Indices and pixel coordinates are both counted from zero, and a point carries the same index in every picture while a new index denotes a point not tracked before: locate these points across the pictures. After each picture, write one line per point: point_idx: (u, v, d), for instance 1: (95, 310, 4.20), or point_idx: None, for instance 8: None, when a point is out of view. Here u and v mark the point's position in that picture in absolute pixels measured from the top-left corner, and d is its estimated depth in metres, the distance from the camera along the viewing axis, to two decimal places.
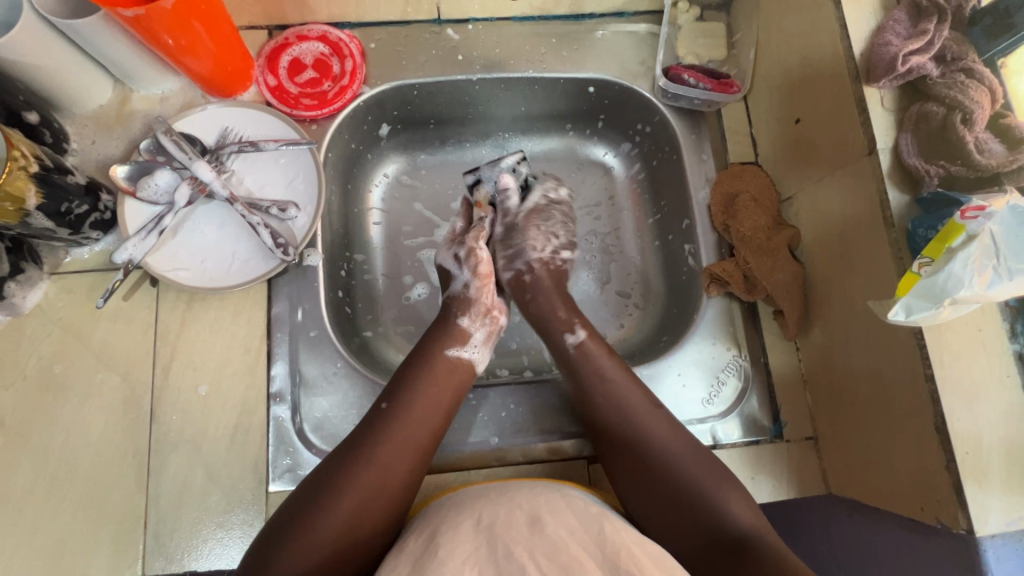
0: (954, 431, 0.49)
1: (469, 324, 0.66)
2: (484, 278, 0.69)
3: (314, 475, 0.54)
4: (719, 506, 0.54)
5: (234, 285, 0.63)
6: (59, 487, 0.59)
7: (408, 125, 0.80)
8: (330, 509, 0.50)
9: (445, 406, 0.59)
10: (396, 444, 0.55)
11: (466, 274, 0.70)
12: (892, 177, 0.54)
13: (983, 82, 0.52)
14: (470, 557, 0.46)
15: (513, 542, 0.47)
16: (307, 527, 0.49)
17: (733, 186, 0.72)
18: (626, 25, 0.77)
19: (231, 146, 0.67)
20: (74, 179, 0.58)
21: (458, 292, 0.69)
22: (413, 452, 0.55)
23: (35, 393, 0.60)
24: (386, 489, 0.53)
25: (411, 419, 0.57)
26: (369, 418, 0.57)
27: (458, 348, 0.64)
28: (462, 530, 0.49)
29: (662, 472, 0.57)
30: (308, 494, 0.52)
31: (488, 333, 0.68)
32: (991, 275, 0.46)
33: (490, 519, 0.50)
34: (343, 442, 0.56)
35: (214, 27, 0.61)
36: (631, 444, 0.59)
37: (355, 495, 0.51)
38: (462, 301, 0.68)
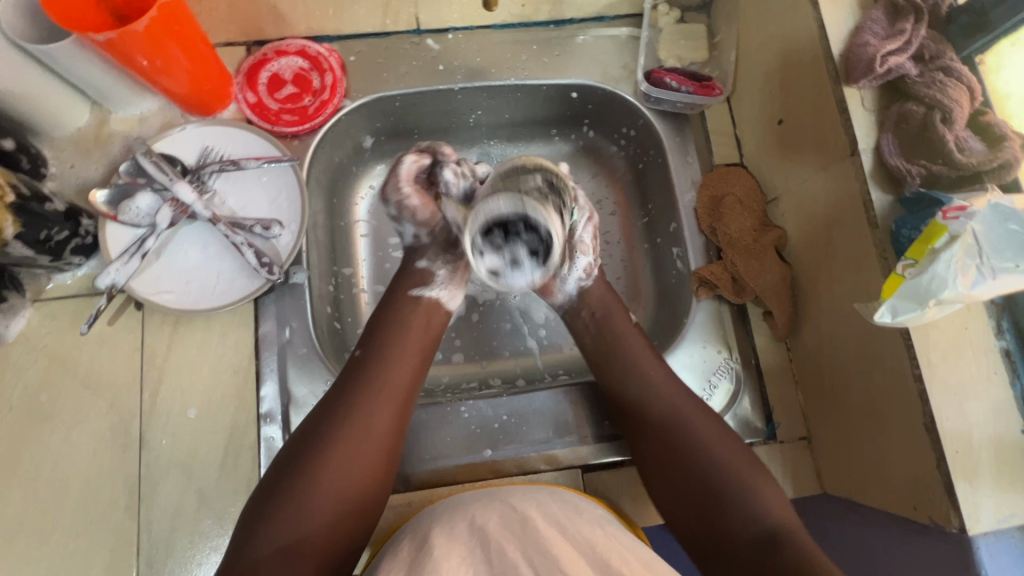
0: (944, 430, 0.49)
1: (428, 266, 0.64)
2: (427, 222, 0.63)
3: (295, 439, 0.53)
4: (753, 499, 0.53)
5: (220, 306, 0.63)
6: (50, 515, 0.58)
7: (391, 136, 0.79)
8: (316, 476, 0.50)
9: (417, 336, 0.60)
10: (377, 397, 0.55)
11: (410, 228, 0.64)
12: (875, 177, 0.54)
13: (961, 80, 0.52)
14: (465, 559, 0.46)
15: (504, 542, 0.48)
16: (301, 488, 0.50)
17: (719, 188, 0.72)
18: (607, 29, 0.77)
19: (213, 166, 0.66)
20: (53, 206, 0.57)
21: (410, 246, 0.65)
22: (391, 407, 0.55)
23: (21, 422, 0.60)
24: (372, 443, 0.53)
25: (384, 375, 0.56)
26: (347, 370, 0.57)
27: (423, 289, 0.63)
28: (456, 531, 0.48)
29: (696, 456, 0.56)
30: (289, 462, 0.51)
31: (454, 269, 0.64)
32: (976, 275, 0.46)
33: (484, 521, 0.50)
34: (320, 403, 0.55)
35: (189, 47, 0.60)
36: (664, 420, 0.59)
37: (340, 454, 0.51)
38: (417, 249, 0.64)
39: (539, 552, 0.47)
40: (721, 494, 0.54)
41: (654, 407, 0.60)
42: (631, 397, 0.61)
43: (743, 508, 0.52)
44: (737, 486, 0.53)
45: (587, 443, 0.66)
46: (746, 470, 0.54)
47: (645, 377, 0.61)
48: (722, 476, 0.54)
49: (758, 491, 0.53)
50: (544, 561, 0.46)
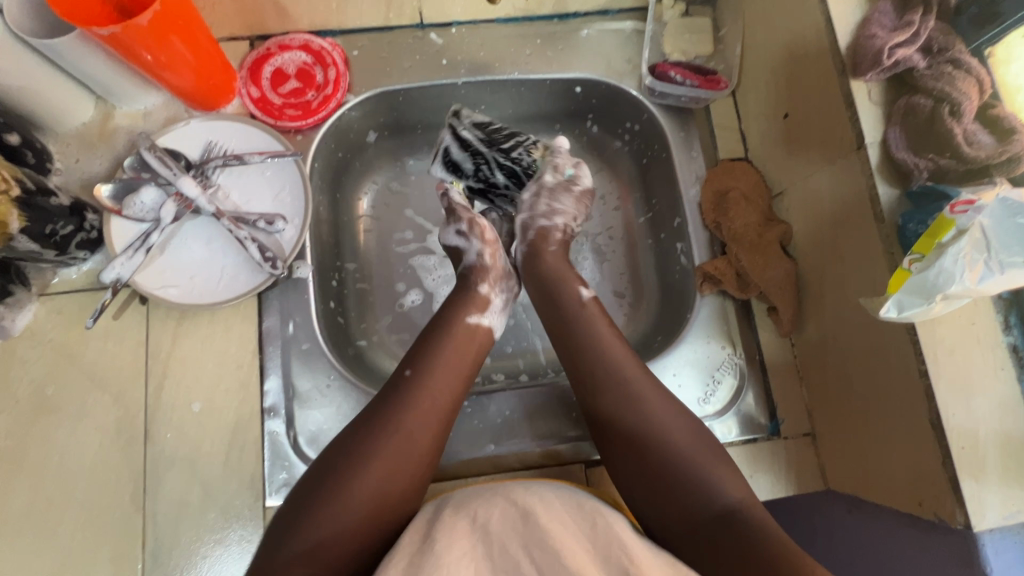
0: (949, 427, 0.48)
1: (488, 292, 0.66)
2: (490, 244, 0.69)
3: (335, 448, 0.53)
4: (707, 479, 0.52)
5: (224, 300, 0.63)
6: (56, 507, 0.59)
7: (394, 131, 0.79)
8: (358, 479, 0.50)
9: (460, 352, 0.61)
10: (423, 411, 0.55)
11: (476, 245, 0.69)
12: (881, 171, 0.54)
13: (970, 73, 0.51)
14: (467, 552, 0.46)
15: (506, 539, 0.48)
16: (339, 496, 0.49)
17: (723, 183, 0.71)
18: (612, 23, 0.76)
19: (216, 160, 0.66)
20: (58, 200, 0.58)
21: (473, 264, 0.68)
22: (436, 421, 0.55)
23: (28, 415, 0.60)
24: (416, 457, 0.53)
25: (429, 387, 0.56)
26: (392, 384, 0.57)
27: (477, 315, 0.64)
28: (457, 527, 0.48)
29: (649, 437, 0.55)
30: (330, 464, 0.51)
31: (506, 300, 0.68)
32: (983, 270, 0.46)
33: (486, 517, 0.50)
34: (364, 414, 0.55)
35: (192, 41, 0.60)
36: (618, 400, 0.58)
37: (383, 461, 0.51)
38: (479, 269, 0.67)
39: (542, 549, 0.47)
40: (676, 474, 0.53)
41: (610, 387, 0.59)
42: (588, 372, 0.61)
43: (698, 482, 0.52)
44: (692, 467, 0.53)
45: (590, 438, 0.66)
46: (703, 452, 0.54)
47: (602, 356, 0.60)
48: (676, 460, 0.54)
49: (709, 472, 0.53)
50: (547, 558, 0.46)
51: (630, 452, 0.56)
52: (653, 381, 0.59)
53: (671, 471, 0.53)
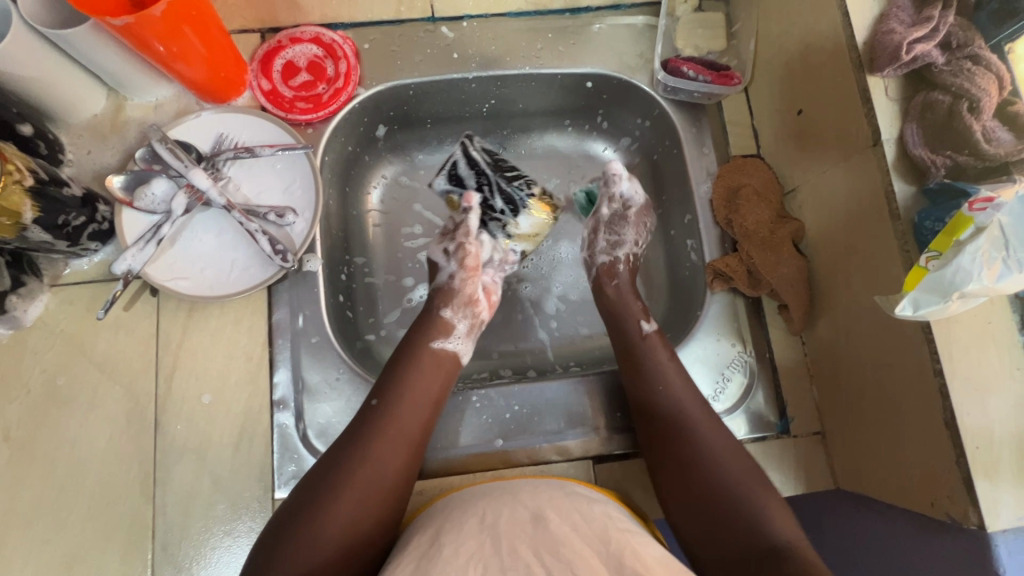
0: (964, 426, 0.48)
1: (452, 316, 0.67)
2: (470, 270, 0.69)
3: (305, 482, 0.53)
4: (756, 517, 0.52)
5: (234, 293, 0.63)
6: (67, 497, 0.59)
7: (404, 125, 0.79)
8: (329, 508, 0.50)
9: (428, 381, 0.60)
10: (388, 441, 0.55)
11: (451, 267, 0.70)
12: (897, 168, 0.53)
13: (990, 69, 0.50)
14: (475, 555, 0.46)
15: (517, 539, 0.47)
16: (308, 530, 0.49)
17: (735, 179, 0.71)
18: (624, 17, 0.76)
19: (227, 153, 0.66)
20: (70, 190, 0.58)
21: (443, 284, 0.69)
22: (401, 449, 0.55)
23: (39, 405, 0.61)
24: (382, 485, 0.53)
25: (395, 415, 0.57)
26: (360, 416, 0.57)
27: (441, 340, 0.64)
28: (466, 528, 0.49)
29: (707, 469, 0.55)
30: (304, 496, 0.52)
31: (471, 325, 0.68)
32: (1001, 268, 0.45)
33: (495, 517, 0.50)
34: (333, 445, 0.55)
35: (205, 33, 0.60)
36: (675, 432, 0.58)
37: (352, 490, 0.52)
38: (445, 292, 0.68)
39: (552, 552, 0.46)
40: (732, 508, 0.53)
41: (672, 417, 0.60)
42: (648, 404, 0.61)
43: (754, 530, 0.51)
44: (744, 500, 0.53)
45: (599, 434, 0.66)
46: (755, 485, 0.54)
47: (665, 385, 0.61)
48: (729, 493, 0.54)
49: (776, 538, 0.50)
50: (558, 563, 0.45)
51: (685, 485, 0.55)
52: (707, 419, 0.59)
53: (726, 503, 0.53)
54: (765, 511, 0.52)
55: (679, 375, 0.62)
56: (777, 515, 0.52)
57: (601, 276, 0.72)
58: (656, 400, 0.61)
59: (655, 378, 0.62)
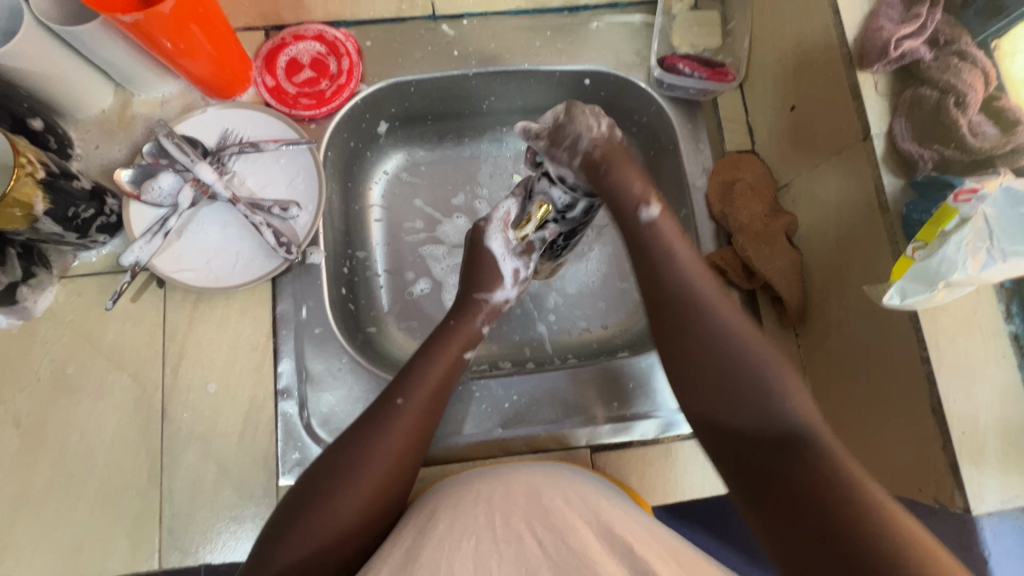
0: (950, 412, 0.49)
1: (484, 329, 0.67)
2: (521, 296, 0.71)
3: (318, 469, 0.54)
4: (774, 408, 0.52)
5: (238, 285, 0.64)
6: (76, 483, 0.60)
7: (405, 122, 0.80)
8: (344, 500, 0.51)
9: (441, 382, 0.60)
10: (408, 436, 0.56)
11: (509, 287, 0.69)
12: (886, 161, 0.55)
13: (976, 64, 0.51)
14: (470, 528, 0.48)
15: (510, 513, 0.49)
16: (317, 518, 0.50)
17: (730, 174, 0.72)
18: (621, 16, 0.77)
19: (232, 147, 0.68)
20: (80, 183, 0.59)
21: (497, 304, 0.68)
22: (418, 447, 0.57)
23: (49, 393, 0.62)
24: (397, 479, 0.54)
25: (416, 415, 0.57)
26: (380, 411, 0.57)
27: (468, 351, 0.64)
28: (462, 504, 0.50)
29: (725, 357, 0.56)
30: (315, 483, 0.53)
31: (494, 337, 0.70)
32: (985, 257, 0.47)
33: (490, 493, 0.51)
34: (348, 434, 0.56)
35: (211, 29, 0.61)
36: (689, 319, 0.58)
37: (369, 483, 0.53)
38: (494, 310, 0.68)
39: (545, 526, 0.48)
40: (745, 397, 0.54)
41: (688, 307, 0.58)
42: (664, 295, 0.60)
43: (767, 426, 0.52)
44: (765, 386, 0.53)
45: (596, 423, 0.67)
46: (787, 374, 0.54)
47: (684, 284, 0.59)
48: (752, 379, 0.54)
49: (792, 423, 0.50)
50: (551, 536, 0.47)
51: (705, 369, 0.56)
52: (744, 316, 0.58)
53: (740, 384, 0.54)
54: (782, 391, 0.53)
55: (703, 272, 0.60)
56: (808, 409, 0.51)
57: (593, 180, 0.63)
58: (661, 285, 0.60)
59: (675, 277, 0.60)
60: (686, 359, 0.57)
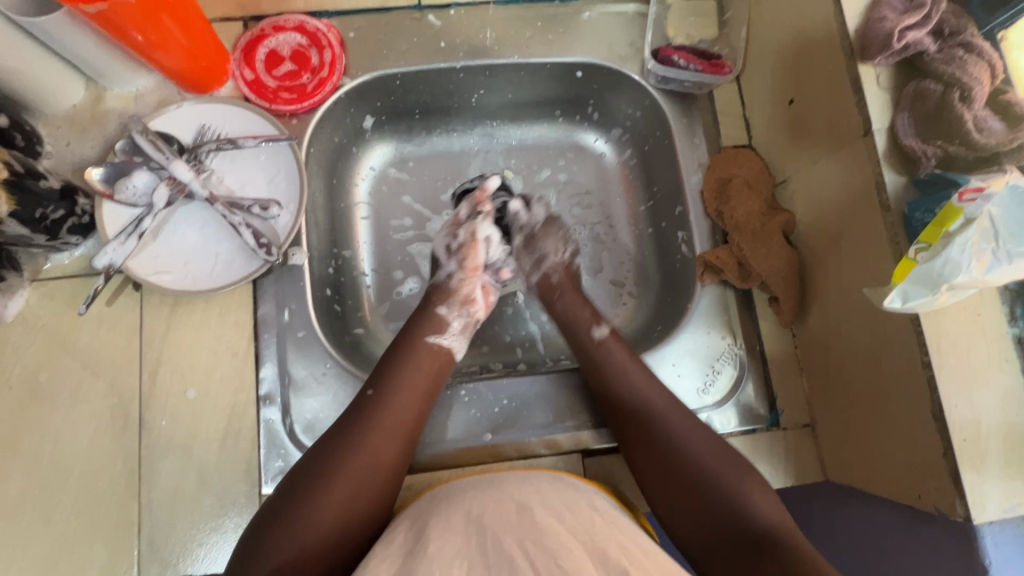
0: (951, 418, 0.48)
1: (446, 314, 0.66)
2: (469, 271, 0.68)
3: (298, 469, 0.53)
4: (740, 507, 0.52)
5: (218, 288, 0.62)
6: (51, 494, 0.58)
7: (391, 116, 0.77)
8: (320, 500, 0.51)
9: (421, 385, 0.60)
10: (385, 433, 0.55)
11: (450, 266, 0.70)
12: (888, 158, 0.53)
13: (982, 57, 0.49)
14: (460, 552, 0.46)
15: (501, 533, 0.47)
16: (295, 529, 0.49)
17: (727, 170, 0.70)
18: (614, 5, 0.74)
19: (209, 144, 0.65)
20: (48, 183, 0.57)
21: (440, 281, 0.69)
22: (399, 441, 0.56)
23: (21, 402, 0.60)
24: (376, 475, 0.53)
25: (396, 409, 0.57)
26: (356, 407, 0.57)
27: (437, 336, 0.64)
28: (453, 522, 0.48)
29: (682, 464, 0.56)
30: (294, 483, 0.52)
31: (466, 324, 0.67)
32: (990, 259, 0.45)
33: (482, 510, 0.50)
34: (327, 432, 0.56)
35: (185, 21, 0.59)
36: (650, 430, 0.58)
37: (345, 480, 0.52)
38: (442, 290, 0.68)
39: (538, 545, 0.46)
40: (704, 494, 0.54)
41: (639, 416, 0.60)
42: (612, 404, 0.62)
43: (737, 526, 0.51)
44: (722, 497, 0.53)
45: (588, 428, 0.65)
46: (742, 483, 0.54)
47: (630, 391, 0.61)
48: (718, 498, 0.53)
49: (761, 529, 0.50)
50: (544, 556, 0.45)
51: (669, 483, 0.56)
52: (693, 420, 0.59)
53: (701, 479, 0.54)
54: (744, 493, 0.53)
55: (644, 373, 0.62)
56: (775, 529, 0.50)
57: (545, 291, 0.70)
58: (609, 392, 0.62)
59: (620, 391, 0.61)
60: (647, 470, 0.57)
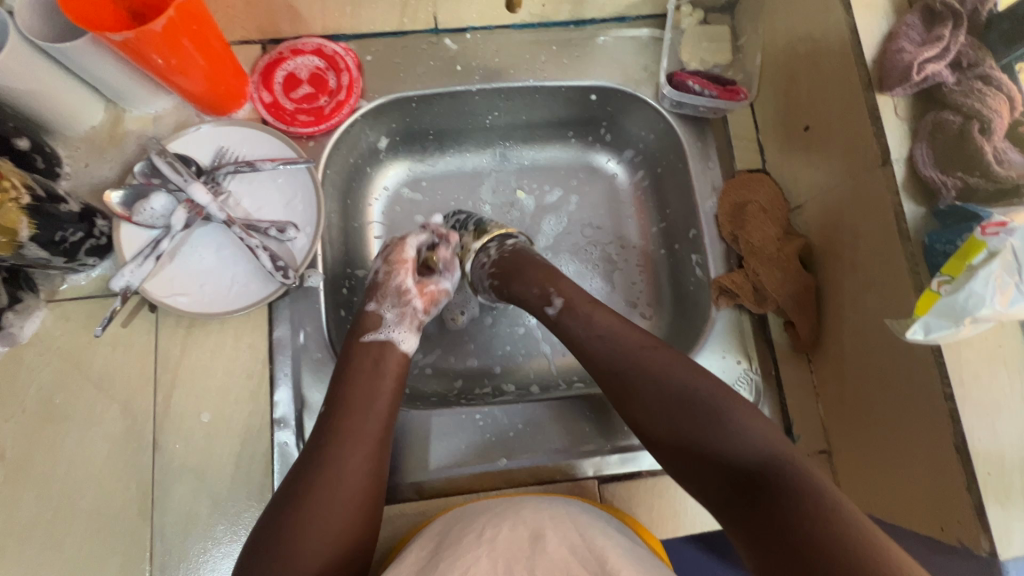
0: (975, 451, 0.48)
1: (377, 306, 0.64)
2: (396, 263, 0.67)
3: (276, 498, 0.51)
4: (732, 428, 0.50)
5: (233, 310, 0.62)
6: (63, 518, 0.58)
7: (406, 137, 0.78)
8: (300, 526, 0.48)
9: (388, 397, 0.58)
10: (352, 444, 0.53)
11: (379, 265, 0.68)
12: (907, 188, 0.53)
13: (1001, 90, 0.50)
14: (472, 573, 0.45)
15: (513, 558, 0.46)
16: (290, 567, 0.46)
17: (742, 195, 0.70)
18: (628, 30, 0.75)
19: (228, 167, 0.65)
20: (67, 206, 0.57)
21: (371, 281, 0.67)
22: (370, 453, 0.54)
23: (35, 424, 0.59)
24: (352, 491, 0.51)
25: (357, 418, 0.55)
26: (320, 425, 0.55)
27: (372, 332, 0.62)
28: (465, 544, 0.48)
29: (664, 396, 0.53)
30: (277, 508, 0.50)
31: (400, 314, 0.64)
32: (1014, 292, 0.45)
33: (494, 533, 0.49)
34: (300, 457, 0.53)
35: (203, 44, 0.59)
36: (620, 374, 0.56)
37: (320, 500, 0.50)
38: (372, 286, 0.66)
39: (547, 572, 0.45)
40: (699, 419, 0.51)
41: (606, 363, 0.57)
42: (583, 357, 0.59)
43: (733, 446, 0.49)
44: (711, 422, 0.50)
45: (603, 452, 0.65)
46: (726, 400, 0.51)
47: (595, 336, 0.59)
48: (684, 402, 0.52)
49: (759, 451, 0.48)
50: None
51: (628, 393, 0.55)
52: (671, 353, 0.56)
53: (688, 405, 0.52)
54: (731, 411, 0.51)
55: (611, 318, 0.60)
56: (755, 428, 0.49)
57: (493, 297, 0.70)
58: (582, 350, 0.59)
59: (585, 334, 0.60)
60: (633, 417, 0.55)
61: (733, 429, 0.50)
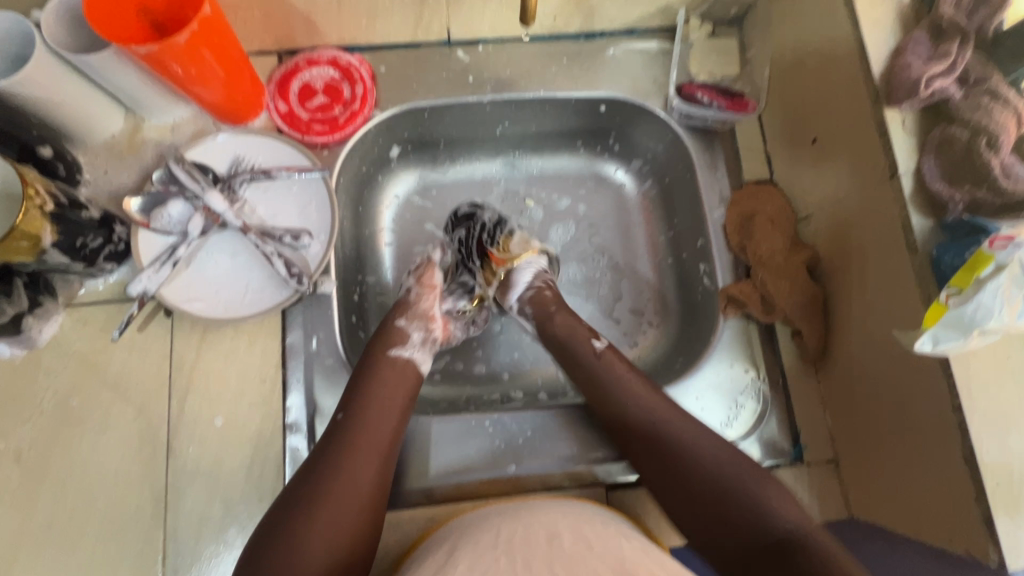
0: (983, 462, 0.48)
1: (406, 325, 0.66)
2: (428, 287, 0.70)
3: (283, 499, 0.51)
4: (762, 502, 0.51)
5: (248, 316, 0.63)
6: (78, 520, 0.59)
7: (417, 146, 0.79)
8: (308, 528, 0.48)
9: (398, 412, 0.59)
10: (362, 450, 0.54)
11: (411, 283, 0.71)
12: (915, 201, 0.53)
13: (1008, 104, 0.50)
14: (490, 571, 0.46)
15: (530, 554, 0.47)
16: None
17: (749, 206, 0.71)
18: (638, 42, 0.76)
19: (243, 175, 0.66)
20: (88, 213, 0.58)
21: (402, 298, 0.69)
22: (378, 458, 0.55)
23: (52, 426, 0.60)
24: (359, 495, 0.52)
25: (368, 426, 0.56)
26: (330, 432, 0.56)
27: (399, 347, 0.63)
28: (482, 544, 0.49)
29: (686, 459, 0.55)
30: (285, 508, 0.50)
31: (425, 338, 0.66)
32: (1021, 306, 0.46)
33: (510, 533, 0.50)
34: (307, 459, 0.54)
35: (223, 55, 0.60)
36: (644, 432, 0.58)
37: (329, 505, 0.50)
38: (403, 304, 0.68)
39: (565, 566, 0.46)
40: (722, 489, 0.52)
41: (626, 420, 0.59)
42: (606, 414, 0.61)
43: (761, 523, 0.50)
44: (735, 491, 0.52)
45: (611, 460, 0.65)
46: (753, 472, 0.53)
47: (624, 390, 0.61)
48: (698, 458, 0.55)
49: (784, 524, 0.49)
50: None
51: (649, 452, 0.57)
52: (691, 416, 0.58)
53: (712, 477, 0.53)
54: (757, 485, 0.52)
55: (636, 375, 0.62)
56: (785, 505, 0.50)
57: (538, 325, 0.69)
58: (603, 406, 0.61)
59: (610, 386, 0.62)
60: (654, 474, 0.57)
61: (761, 505, 0.51)
